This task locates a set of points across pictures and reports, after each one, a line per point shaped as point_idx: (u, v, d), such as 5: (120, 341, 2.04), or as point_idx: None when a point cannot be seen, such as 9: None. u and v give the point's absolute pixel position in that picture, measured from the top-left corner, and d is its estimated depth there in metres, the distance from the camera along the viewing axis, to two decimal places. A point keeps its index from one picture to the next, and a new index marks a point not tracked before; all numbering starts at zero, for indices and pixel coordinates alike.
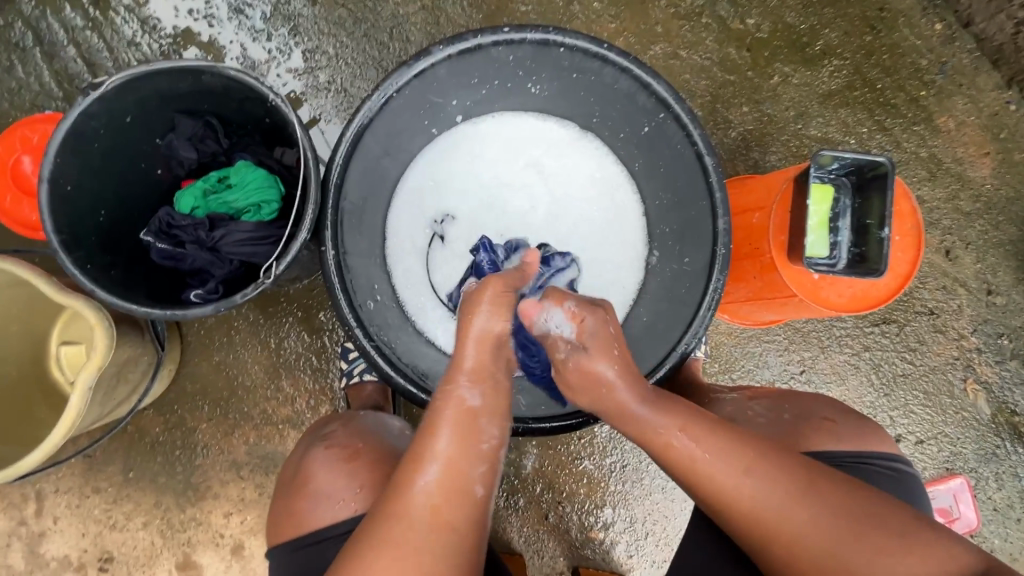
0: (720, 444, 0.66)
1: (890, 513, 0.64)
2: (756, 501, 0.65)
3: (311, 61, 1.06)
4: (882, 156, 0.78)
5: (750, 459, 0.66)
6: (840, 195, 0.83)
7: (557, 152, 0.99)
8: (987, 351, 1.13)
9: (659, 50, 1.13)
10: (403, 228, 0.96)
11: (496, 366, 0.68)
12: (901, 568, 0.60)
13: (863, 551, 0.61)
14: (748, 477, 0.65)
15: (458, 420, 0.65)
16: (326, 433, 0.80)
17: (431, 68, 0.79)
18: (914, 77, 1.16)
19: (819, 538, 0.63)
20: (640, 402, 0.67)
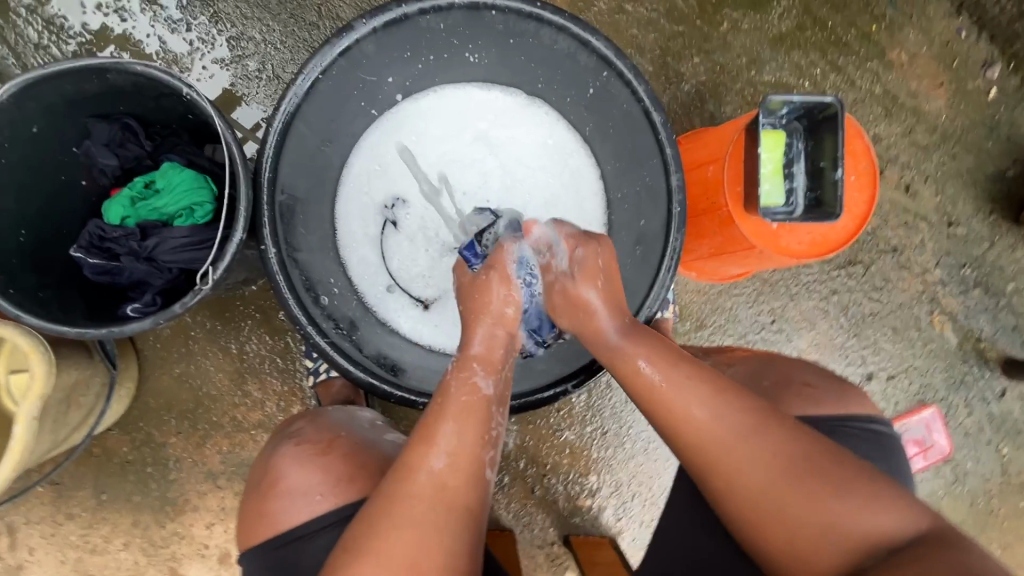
0: (679, 375, 0.66)
1: (848, 466, 0.61)
2: (709, 435, 0.63)
3: (237, 49, 1.00)
4: (830, 95, 0.77)
5: (707, 393, 0.65)
6: (793, 140, 0.82)
7: (505, 122, 0.95)
8: (951, 282, 1.15)
9: (603, 5, 1.08)
10: (353, 216, 0.92)
11: (504, 358, 0.70)
12: (842, 514, 0.59)
13: (807, 495, 0.60)
14: (702, 412, 0.64)
15: (471, 404, 0.64)
16: (296, 430, 0.78)
17: (356, 44, 0.74)
18: (864, 12, 1.14)
19: (764, 481, 0.62)
20: (615, 328, 0.70)
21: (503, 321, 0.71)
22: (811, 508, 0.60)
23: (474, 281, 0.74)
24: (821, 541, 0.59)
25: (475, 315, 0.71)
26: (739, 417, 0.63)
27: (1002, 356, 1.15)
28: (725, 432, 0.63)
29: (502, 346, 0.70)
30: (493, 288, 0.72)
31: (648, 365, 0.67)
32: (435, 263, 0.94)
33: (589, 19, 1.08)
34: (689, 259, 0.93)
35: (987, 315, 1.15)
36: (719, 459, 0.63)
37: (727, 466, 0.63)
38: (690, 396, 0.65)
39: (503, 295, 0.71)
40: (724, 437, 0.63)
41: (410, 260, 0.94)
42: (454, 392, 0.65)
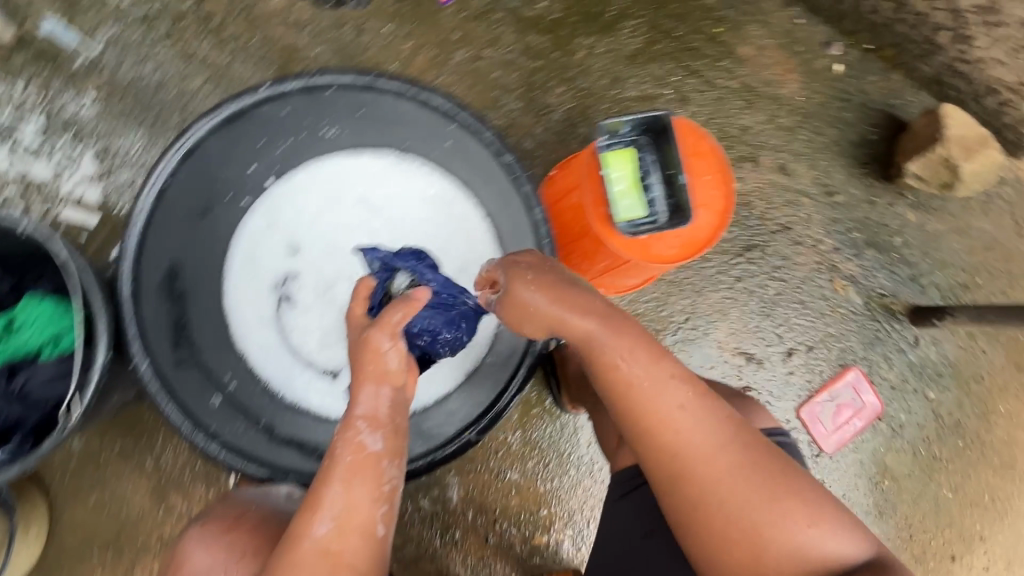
0: (668, 381, 0.64)
1: (811, 490, 0.64)
2: (693, 440, 0.64)
3: (104, 164, 1.00)
4: (660, 110, 0.83)
5: (691, 397, 0.64)
6: (643, 153, 0.85)
7: (381, 183, 0.97)
8: (845, 247, 1.20)
9: (461, 55, 1.13)
10: (245, 304, 0.92)
11: (394, 410, 0.66)
12: (800, 535, 0.62)
13: (771, 513, 0.62)
14: (684, 414, 0.64)
15: (357, 464, 0.62)
16: (205, 512, 0.75)
17: (200, 144, 0.75)
18: (706, 17, 1.22)
19: (737, 493, 0.63)
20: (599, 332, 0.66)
21: (387, 378, 0.66)
22: (774, 524, 0.62)
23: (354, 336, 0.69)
24: (774, 554, 0.62)
25: (360, 373, 0.66)
26: (719, 427, 0.64)
27: (908, 306, 1.20)
28: (708, 436, 0.64)
29: (391, 401, 0.66)
30: (372, 340, 0.66)
31: (629, 368, 0.65)
32: (336, 332, 0.93)
33: (451, 71, 1.12)
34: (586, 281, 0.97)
35: (884, 271, 1.21)
36: (696, 460, 0.64)
37: (704, 467, 0.63)
38: (677, 402, 0.64)
39: (388, 345, 0.66)
40: (708, 447, 0.64)
41: (311, 335, 0.93)
42: (341, 453, 0.63)
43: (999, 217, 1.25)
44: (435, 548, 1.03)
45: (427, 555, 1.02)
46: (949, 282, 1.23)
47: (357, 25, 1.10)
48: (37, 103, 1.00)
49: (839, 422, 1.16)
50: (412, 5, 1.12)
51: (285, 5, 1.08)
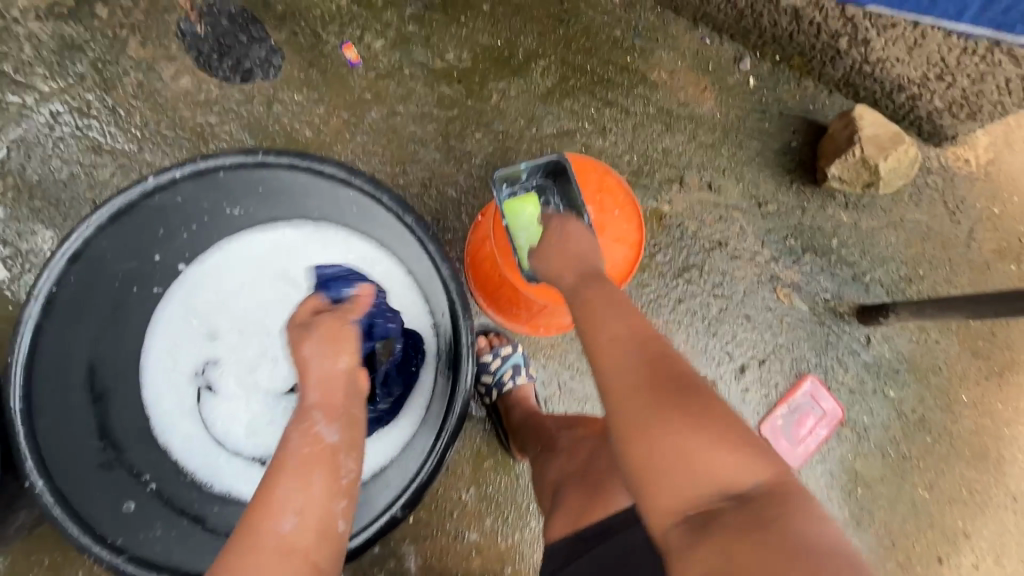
0: (611, 302, 0.67)
1: (741, 428, 0.57)
2: (621, 350, 0.61)
3: (16, 266, 0.99)
4: (553, 155, 0.82)
5: (633, 318, 0.64)
6: (550, 196, 0.87)
7: (299, 255, 0.95)
8: (783, 255, 1.20)
9: (375, 114, 1.13)
10: (166, 397, 0.90)
11: (348, 403, 0.68)
12: (712, 459, 0.55)
13: (682, 427, 0.56)
14: (617, 330, 0.63)
15: (315, 458, 0.63)
16: None
17: (87, 245, 0.73)
18: (615, 49, 1.24)
19: (649, 401, 0.57)
20: (569, 269, 0.73)
21: (332, 377, 0.68)
22: (684, 440, 0.55)
23: (298, 338, 0.71)
24: (687, 475, 0.55)
25: (306, 375, 0.68)
26: (655, 345, 0.61)
27: (854, 306, 1.20)
28: (635, 343, 0.61)
29: (342, 395, 0.68)
30: (313, 344, 0.69)
31: (583, 294, 0.69)
32: (261, 415, 0.92)
33: (366, 130, 1.13)
34: (526, 319, 1.03)
35: (825, 274, 1.21)
36: (616, 366, 0.60)
37: (620, 376, 0.60)
38: (613, 319, 0.64)
39: (326, 352, 0.69)
40: (633, 352, 0.61)
41: (235, 420, 0.92)
42: (297, 448, 0.64)
43: (931, 206, 1.26)
44: None
45: None
46: (892, 276, 1.23)
47: (267, 96, 1.10)
48: None
49: (802, 434, 1.13)
50: (321, 71, 1.13)
51: (193, 86, 1.08)
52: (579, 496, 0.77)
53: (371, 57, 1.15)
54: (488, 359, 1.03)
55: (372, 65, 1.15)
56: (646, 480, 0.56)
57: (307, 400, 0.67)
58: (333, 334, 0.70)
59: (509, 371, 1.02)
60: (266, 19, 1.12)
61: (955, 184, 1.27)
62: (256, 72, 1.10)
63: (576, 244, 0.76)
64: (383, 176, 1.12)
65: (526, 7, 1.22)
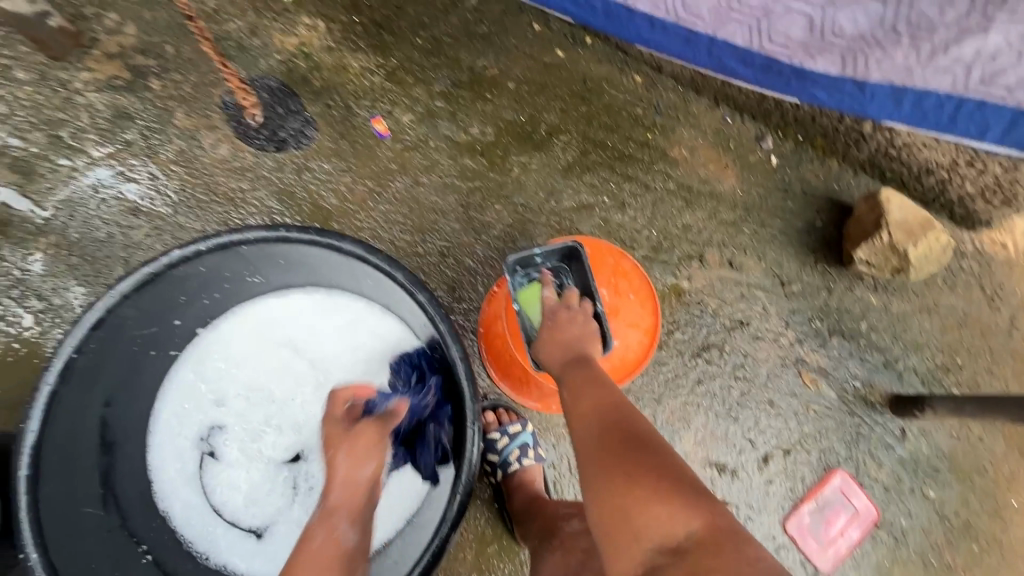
0: (582, 378, 0.73)
1: (681, 484, 0.58)
2: (584, 422, 0.68)
3: (47, 319, 1.02)
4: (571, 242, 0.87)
5: (600, 391, 0.70)
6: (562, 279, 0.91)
7: (311, 321, 0.94)
8: (808, 337, 1.15)
9: (399, 183, 1.17)
10: (168, 460, 0.89)
11: (364, 508, 0.78)
12: (648, 515, 0.56)
13: (622, 486, 0.59)
14: (582, 403, 0.70)
15: (328, 553, 0.71)
16: None
17: (111, 312, 0.75)
18: (636, 125, 1.26)
19: (599, 466, 0.62)
20: (551, 350, 0.80)
21: (348, 485, 0.79)
22: (625, 496, 0.58)
23: (331, 446, 0.84)
24: (629, 532, 0.57)
25: (330, 479, 0.80)
26: (612, 413, 0.67)
27: (886, 395, 1.13)
28: (596, 413, 0.67)
29: (360, 498, 0.78)
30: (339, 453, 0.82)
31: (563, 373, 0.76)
32: (263, 485, 0.90)
33: (390, 198, 1.16)
34: (538, 395, 1.00)
35: (854, 360, 1.15)
36: (586, 436, 0.66)
37: (586, 446, 0.65)
38: (584, 392, 0.71)
39: (348, 461, 0.81)
40: (593, 421, 0.67)
41: (236, 489, 0.90)
42: (314, 542, 0.72)
43: (967, 291, 1.20)
44: None
45: None
46: (927, 365, 1.17)
47: (298, 164, 1.15)
48: None
49: (832, 535, 1.05)
50: (351, 142, 1.18)
51: (230, 154, 1.14)
52: None
53: (399, 129, 1.20)
54: (495, 437, 0.99)
55: (399, 137, 1.20)
56: (605, 541, 0.59)
57: (330, 500, 0.78)
58: (363, 444, 0.82)
59: (516, 451, 0.98)
60: (303, 92, 1.19)
61: (992, 270, 1.21)
62: (290, 141, 1.16)
63: (570, 331, 0.81)
64: (403, 244, 1.14)
65: (550, 86, 1.27)
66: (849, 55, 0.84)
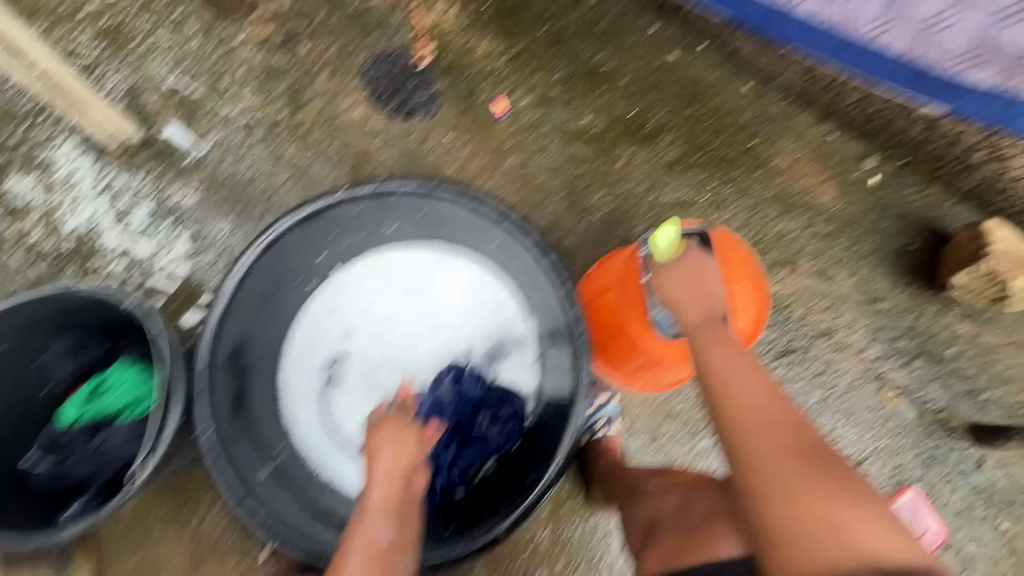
0: (744, 368, 0.72)
1: (880, 508, 0.58)
2: (758, 415, 0.67)
3: (196, 245, 1.15)
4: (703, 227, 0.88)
5: (767, 390, 0.70)
6: None
7: (431, 274, 1.03)
8: (892, 355, 1.17)
9: (512, 161, 1.25)
10: (296, 379, 0.98)
11: (405, 501, 0.71)
12: (857, 527, 0.56)
13: (826, 494, 0.58)
14: (756, 394, 0.69)
15: (368, 558, 0.64)
16: None
17: (280, 238, 0.86)
18: (740, 132, 1.31)
19: (791, 467, 0.61)
20: (699, 321, 0.79)
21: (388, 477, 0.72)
22: (830, 504, 0.57)
23: (372, 428, 0.78)
24: (828, 538, 0.56)
25: (370, 472, 0.73)
26: (790, 416, 0.67)
27: (968, 423, 1.14)
28: (776, 412, 0.67)
29: (400, 490, 0.71)
30: (377, 443, 0.76)
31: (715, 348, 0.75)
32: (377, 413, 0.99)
33: (502, 174, 1.24)
34: (625, 371, 1.00)
35: (937, 383, 1.16)
36: (764, 429, 0.65)
37: (765, 439, 0.64)
38: (741, 369, 0.72)
39: (388, 451, 0.74)
40: (771, 419, 0.66)
41: (352, 414, 0.99)
42: (353, 543, 0.66)
43: None
44: None
45: None
46: (1012, 400, 1.17)
47: (422, 133, 1.25)
48: (148, 192, 1.17)
49: None
50: (471, 118, 1.27)
51: (363, 117, 1.25)
52: (671, 538, 0.77)
53: (516, 111, 1.28)
54: None
55: (515, 118, 1.28)
56: (791, 539, 0.57)
57: (370, 497, 0.70)
58: (400, 432, 0.77)
59: (602, 419, 1.05)
60: (433, 68, 1.29)
61: None
62: (417, 112, 1.26)
63: (708, 283, 0.82)
64: None
65: (661, 85, 1.33)
66: (1011, 70, 0.83)
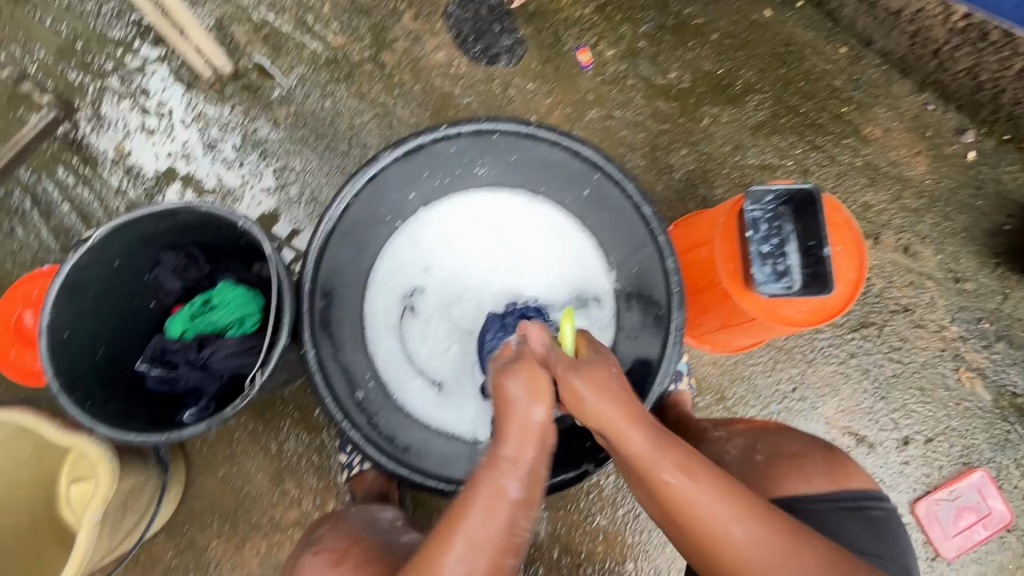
0: (717, 488, 0.61)
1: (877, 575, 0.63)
2: (756, 553, 0.60)
3: (281, 178, 1.17)
4: (810, 183, 0.85)
5: (749, 508, 0.61)
6: (783, 223, 0.89)
7: (514, 220, 1.04)
8: (972, 337, 1.15)
9: (594, 114, 1.23)
10: (380, 312, 0.99)
11: (540, 455, 0.62)
12: None
13: None
14: (741, 531, 0.60)
15: (498, 510, 0.58)
16: (315, 539, 0.78)
17: (382, 171, 0.88)
18: (832, 97, 1.25)
19: None
20: (639, 435, 0.62)
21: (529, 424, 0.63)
22: None
23: (503, 363, 0.68)
24: None
25: (506, 415, 0.63)
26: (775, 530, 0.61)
27: None
28: (759, 543, 0.60)
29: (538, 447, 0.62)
30: (512, 382, 0.64)
31: (674, 476, 0.61)
32: (456, 348, 1.01)
33: (583, 127, 1.23)
34: (698, 332, 1.02)
35: (1017, 368, 1.14)
36: (770, 563, 0.60)
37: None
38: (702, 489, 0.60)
39: (524, 394, 0.64)
40: (761, 552, 0.60)
41: (430, 348, 1.01)
42: (482, 493, 0.58)
43: None
44: None
45: None
46: None
47: (505, 80, 1.23)
48: (236, 123, 1.18)
49: (960, 527, 1.08)
50: (555, 67, 1.24)
51: (446, 60, 1.24)
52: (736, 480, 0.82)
53: (600, 63, 1.25)
54: None
55: (600, 70, 1.25)
56: None
57: (503, 446, 0.61)
58: (540, 372, 0.66)
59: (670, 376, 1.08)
60: (518, 13, 1.26)
61: None
62: (501, 58, 1.24)
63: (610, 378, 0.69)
64: None
65: (752, 43, 1.27)
66: None
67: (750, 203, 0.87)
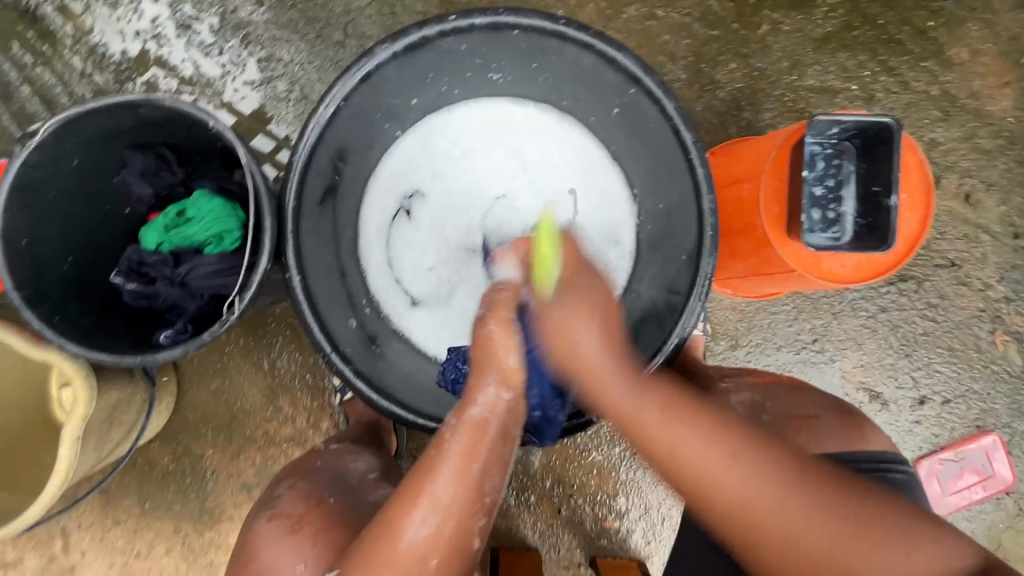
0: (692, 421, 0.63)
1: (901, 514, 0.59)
2: (746, 491, 0.60)
3: (267, 70, 1.02)
4: (888, 116, 0.76)
5: (726, 439, 0.62)
6: (844, 161, 0.82)
7: (536, 137, 0.90)
8: (1018, 298, 1.06)
9: (634, 11, 1.04)
10: (375, 220, 0.89)
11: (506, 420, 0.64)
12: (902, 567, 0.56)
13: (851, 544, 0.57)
14: (729, 458, 0.61)
15: (461, 461, 0.61)
16: (272, 501, 0.76)
17: (377, 70, 0.74)
18: (920, 6, 1.05)
19: (808, 539, 0.58)
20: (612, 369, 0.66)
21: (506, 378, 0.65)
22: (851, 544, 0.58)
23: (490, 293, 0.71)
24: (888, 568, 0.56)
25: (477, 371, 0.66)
26: (765, 469, 0.61)
27: None
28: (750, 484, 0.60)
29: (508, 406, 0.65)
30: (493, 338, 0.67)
31: (661, 416, 0.64)
32: (442, 271, 0.90)
33: (619, 27, 1.04)
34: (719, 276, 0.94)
35: None
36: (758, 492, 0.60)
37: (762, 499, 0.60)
38: (687, 427, 0.63)
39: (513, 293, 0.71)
40: (751, 491, 0.60)
41: (416, 260, 0.90)
42: (448, 445, 0.62)
43: None
44: (507, 506, 1.05)
45: (500, 512, 1.05)
46: None
47: None
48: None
49: (959, 486, 1.06)
50: None
51: None
52: None
53: None
54: None
55: None
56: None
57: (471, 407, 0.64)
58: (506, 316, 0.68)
59: None
60: None
61: None
62: None
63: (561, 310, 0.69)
64: None
65: None
66: None
67: (813, 135, 0.78)
